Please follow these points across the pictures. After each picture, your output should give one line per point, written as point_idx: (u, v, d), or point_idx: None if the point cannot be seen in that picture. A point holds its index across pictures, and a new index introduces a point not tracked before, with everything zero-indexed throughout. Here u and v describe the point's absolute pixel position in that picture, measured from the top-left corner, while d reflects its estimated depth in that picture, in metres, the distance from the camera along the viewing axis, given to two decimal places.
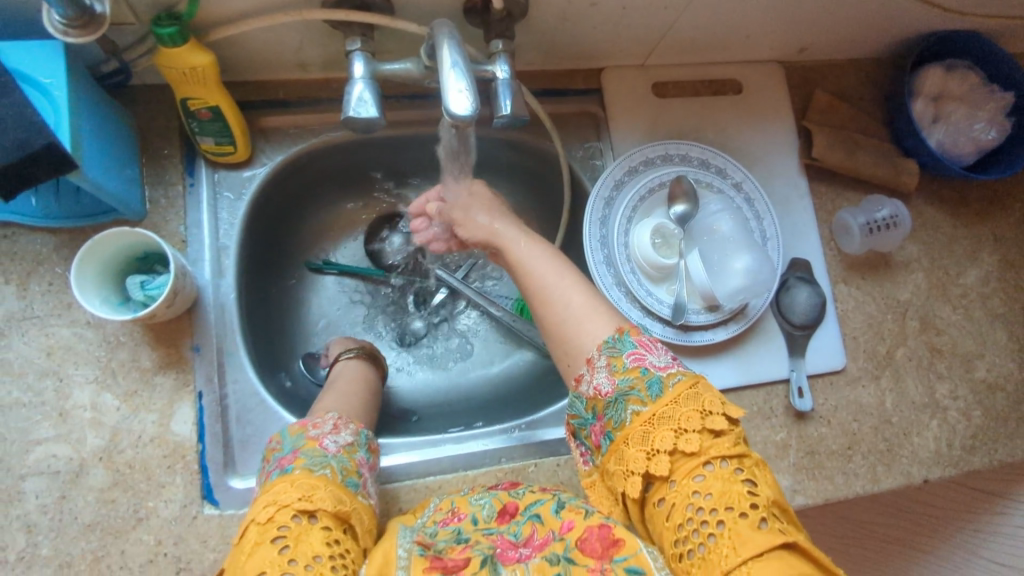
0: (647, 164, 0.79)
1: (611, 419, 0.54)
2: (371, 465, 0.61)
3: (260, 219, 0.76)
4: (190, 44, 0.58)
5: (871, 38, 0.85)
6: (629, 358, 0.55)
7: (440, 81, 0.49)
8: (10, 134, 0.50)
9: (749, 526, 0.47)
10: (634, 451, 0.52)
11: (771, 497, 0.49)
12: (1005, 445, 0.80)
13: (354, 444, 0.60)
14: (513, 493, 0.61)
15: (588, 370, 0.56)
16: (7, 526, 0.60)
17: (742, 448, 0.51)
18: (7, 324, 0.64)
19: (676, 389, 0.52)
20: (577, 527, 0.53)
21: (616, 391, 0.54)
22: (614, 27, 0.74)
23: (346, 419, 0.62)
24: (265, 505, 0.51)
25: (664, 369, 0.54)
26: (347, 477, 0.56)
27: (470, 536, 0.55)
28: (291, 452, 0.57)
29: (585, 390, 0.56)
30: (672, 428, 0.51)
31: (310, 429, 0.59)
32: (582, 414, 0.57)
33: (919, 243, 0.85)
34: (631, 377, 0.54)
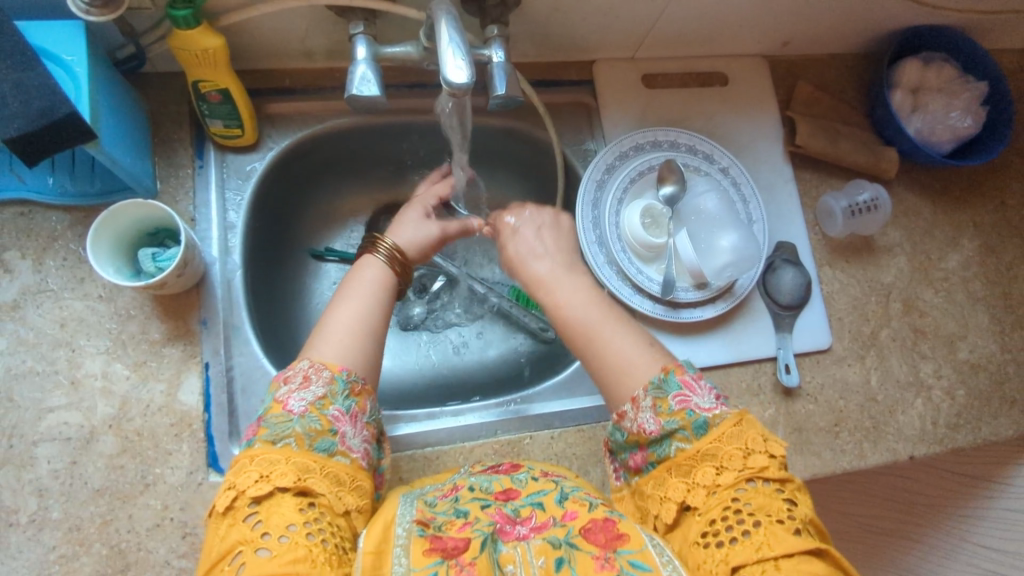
0: (637, 150, 0.82)
1: (655, 452, 0.56)
2: (355, 413, 0.56)
3: (267, 201, 0.79)
4: (202, 28, 0.62)
5: (850, 34, 0.88)
6: (674, 400, 0.55)
7: (438, 56, 0.52)
8: (35, 103, 0.54)
9: (784, 530, 0.48)
10: (674, 481, 0.54)
11: (809, 516, 0.50)
12: (988, 424, 0.81)
13: (327, 397, 0.55)
14: (515, 477, 0.60)
15: (632, 408, 0.58)
16: (19, 490, 0.62)
17: (786, 472, 0.52)
18: (23, 296, 0.67)
19: (720, 428, 0.53)
20: (581, 516, 0.53)
21: (661, 431, 0.55)
22: (604, 19, 0.78)
23: (319, 365, 0.57)
24: (227, 488, 0.50)
25: (709, 411, 0.55)
26: (316, 441, 0.53)
27: (469, 510, 0.54)
28: (261, 418, 0.54)
29: (627, 425, 0.58)
30: (714, 465, 0.52)
31: (281, 386, 0.56)
32: (621, 442, 0.60)
33: (901, 229, 0.87)
34: (676, 418, 0.55)
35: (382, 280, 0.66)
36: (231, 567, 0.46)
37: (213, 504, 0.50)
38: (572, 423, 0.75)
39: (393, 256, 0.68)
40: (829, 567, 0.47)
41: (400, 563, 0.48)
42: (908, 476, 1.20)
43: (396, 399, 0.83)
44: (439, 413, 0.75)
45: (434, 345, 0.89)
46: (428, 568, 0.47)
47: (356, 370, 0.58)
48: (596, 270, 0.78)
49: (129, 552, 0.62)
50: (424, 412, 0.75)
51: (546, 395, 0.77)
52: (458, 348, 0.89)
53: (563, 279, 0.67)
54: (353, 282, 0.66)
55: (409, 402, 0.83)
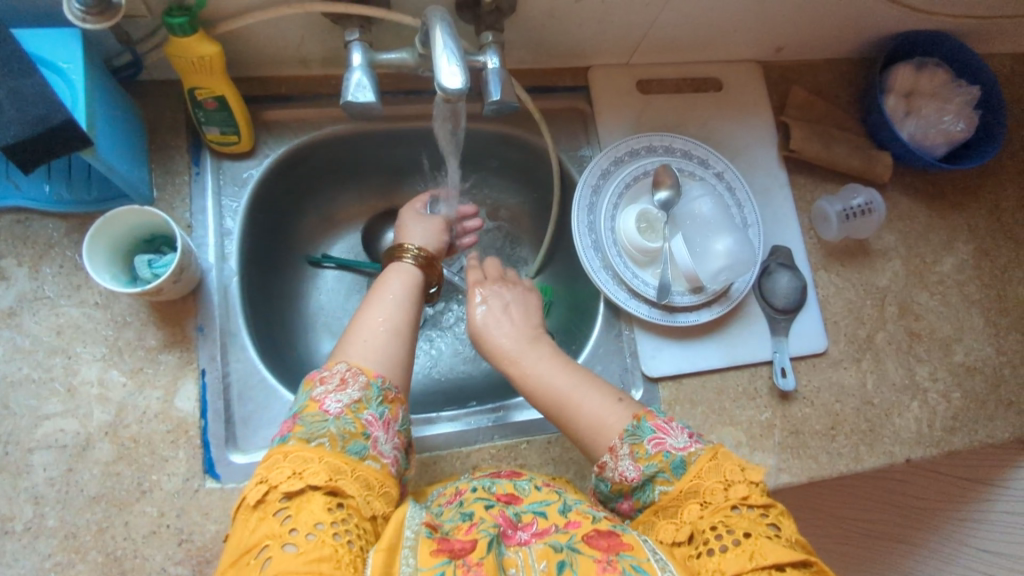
0: (632, 155, 0.83)
1: (640, 498, 0.56)
2: (388, 419, 0.56)
3: (264, 208, 0.79)
4: (198, 35, 0.62)
5: (843, 40, 0.89)
6: (650, 444, 0.56)
7: (433, 63, 0.53)
8: (31, 110, 0.54)
9: (773, 544, 0.49)
10: (664, 523, 0.54)
11: (796, 538, 0.50)
12: (985, 426, 0.81)
13: (362, 401, 0.55)
14: (518, 484, 0.60)
15: (611, 457, 0.58)
16: (15, 498, 0.62)
17: (768, 497, 0.53)
18: (19, 303, 0.67)
19: (699, 464, 0.54)
20: (584, 525, 0.53)
21: (641, 476, 0.56)
22: (599, 25, 0.79)
23: (356, 370, 0.57)
24: (259, 482, 0.51)
25: (686, 449, 0.56)
26: (348, 443, 0.53)
27: (475, 512, 0.54)
28: (296, 416, 0.55)
29: (608, 475, 0.58)
30: (699, 501, 0.53)
31: (317, 385, 0.56)
32: (605, 493, 0.59)
33: (896, 232, 0.87)
34: (655, 462, 0.56)
35: (409, 284, 0.68)
36: (257, 561, 0.47)
37: (244, 496, 0.51)
38: None
39: (422, 261, 0.71)
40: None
41: (408, 563, 0.47)
42: (904, 480, 1.21)
43: None
44: (436, 419, 0.75)
45: (431, 350, 0.89)
46: (435, 567, 0.47)
47: (390, 377, 0.59)
48: (593, 274, 0.78)
49: (125, 560, 0.62)
50: (422, 417, 0.75)
51: None
52: (454, 354, 0.90)
53: (528, 349, 0.68)
54: (381, 289, 0.67)
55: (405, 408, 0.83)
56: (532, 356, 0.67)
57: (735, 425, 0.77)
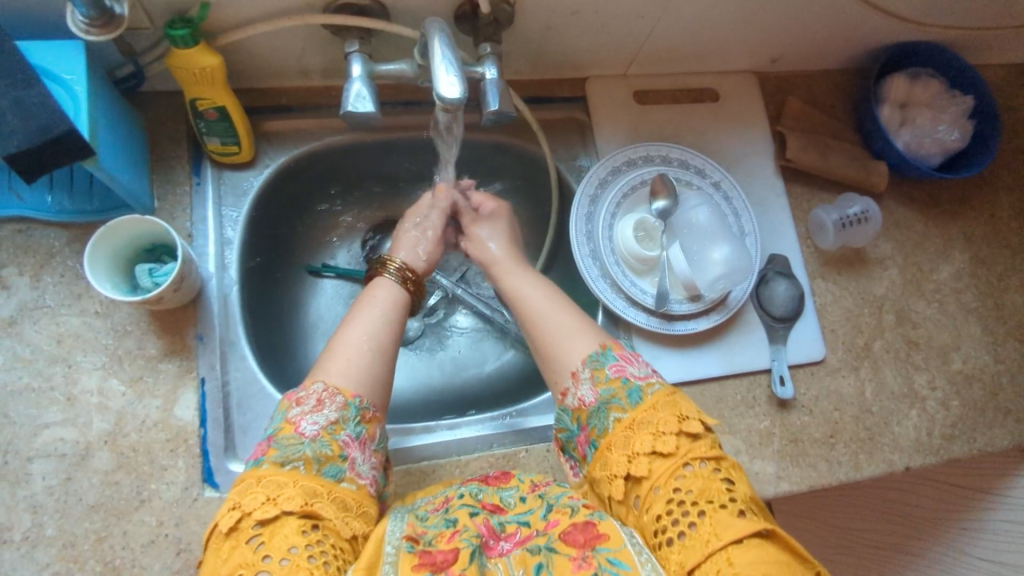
0: (629, 165, 0.84)
1: (595, 427, 0.58)
2: (365, 439, 0.56)
3: (264, 217, 0.79)
4: (200, 47, 0.63)
5: (839, 50, 0.90)
6: (611, 369, 0.59)
7: (431, 73, 0.53)
8: (34, 119, 0.55)
9: (729, 514, 0.50)
10: (616, 456, 0.56)
11: (748, 493, 0.53)
12: (984, 434, 0.81)
13: (339, 422, 0.55)
14: (503, 494, 0.59)
15: (573, 382, 0.61)
16: (14, 507, 0.62)
17: (719, 451, 0.55)
18: (20, 313, 0.67)
19: (654, 397, 0.57)
20: (562, 523, 0.53)
21: (598, 401, 0.58)
22: (596, 37, 0.80)
23: (333, 390, 0.56)
24: (231, 508, 0.50)
25: (644, 380, 0.59)
26: (324, 466, 0.53)
27: (458, 518, 0.54)
28: (270, 438, 0.54)
29: (570, 401, 0.60)
30: (651, 432, 0.55)
31: (293, 406, 0.55)
32: (567, 426, 0.62)
33: (892, 241, 0.88)
34: (612, 387, 0.58)
35: (395, 301, 0.66)
36: None
37: (215, 523, 0.50)
38: None
39: (403, 274, 0.69)
40: (776, 549, 0.48)
41: None
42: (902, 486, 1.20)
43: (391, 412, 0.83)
44: (435, 427, 0.75)
45: (429, 360, 0.89)
46: None
47: (369, 397, 0.58)
48: (591, 283, 0.79)
49: (123, 569, 0.62)
50: (420, 425, 0.76)
51: (540, 409, 0.78)
52: (454, 363, 0.89)
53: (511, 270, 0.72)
54: (367, 301, 0.66)
55: (406, 417, 0.83)
56: (518, 274, 0.71)
57: (733, 433, 0.77)
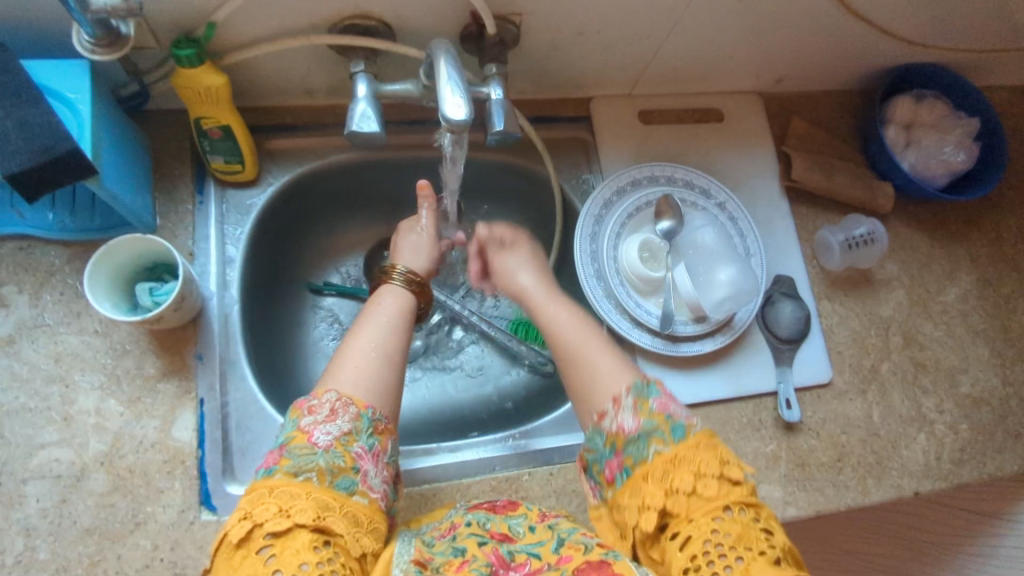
0: (634, 185, 0.83)
1: (631, 455, 0.55)
2: (378, 451, 0.55)
3: (266, 235, 0.79)
4: (205, 66, 0.63)
5: (842, 72, 0.90)
6: (655, 402, 0.56)
7: (437, 94, 0.53)
8: (38, 140, 0.55)
9: (767, 563, 0.48)
10: (652, 487, 0.53)
11: (784, 543, 0.51)
12: (993, 459, 0.80)
13: (352, 433, 0.54)
14: (512, 522, 0.58)
15: (613, 408, 0.58)
16: (7, 530, 0.61)
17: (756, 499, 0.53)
18: (18, 331, 0.66)
19: (698, 436, 0.54)
20: (576, 558, 0.52)
21: (640, 430, 0.55)
22: (600, 56, 0.80)
23: (346, 400, 0.56)
24: (243, 518, 0.49)
25: (688, 419, 0.56)
26: (337, 478, 0.52)
27: (467, 547, 0.53)
28: (282, 447, 0.53)
29: (607, 425, 0.57)
30: (692, 470, 0.52)
31: (305, 415, 0.55)
32: (597, 448, 0.58)
33: (898, 262, 0.87)
34: (654, 420, 0.55)
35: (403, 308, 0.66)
36: None
37: (224, 534, 0.49)
38: (571, 460, 0.73)
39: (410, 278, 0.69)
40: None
41: None
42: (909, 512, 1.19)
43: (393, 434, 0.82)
44: (436, 449, 0.74)
45: (430, 379, 0.88)
46: None
47: (380, 408, 0.57)
48: (596, 303, 0.78)
49: None
50: (422, 447, 0.74)
51: (543, 431, 0.76)
52: (456, 383, 0.88)
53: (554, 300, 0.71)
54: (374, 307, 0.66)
55: (407, 437, 0.81)
56: (558, 307, 0.70)
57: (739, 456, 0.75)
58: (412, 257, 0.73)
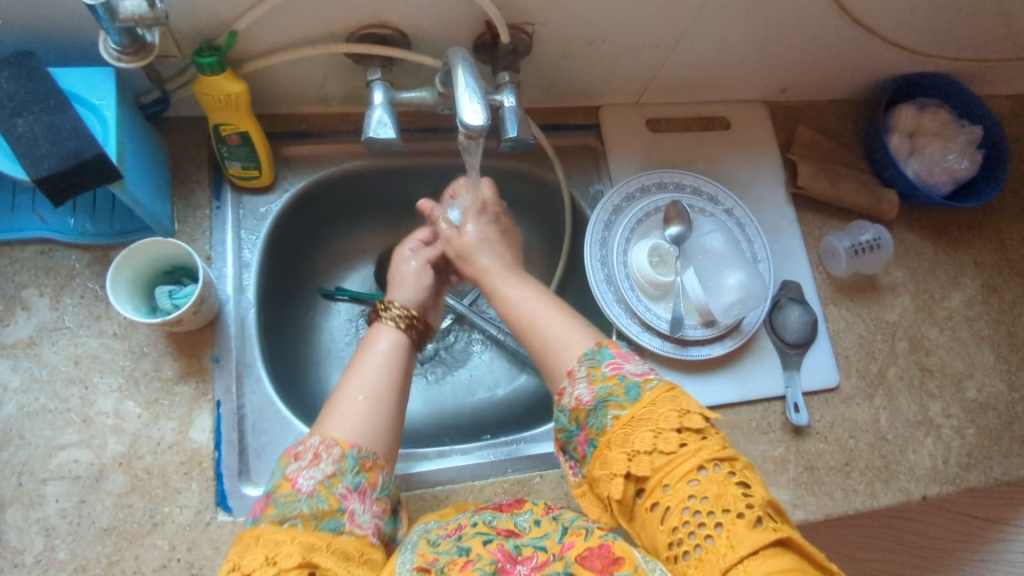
0: (643, 191, 0.85)
1: (593, 426, 0.55)
2: (365, 489, 0.54)
3: (282, 240, 0.80)
4: (226, 74, 0.65)
5: (847, 81, 0.92)
6: (607, 367, 0.57)
7: (455, 101, 0.55)
8: (65, 144, 0.56)
9: (747, 527, 0.46)
10: (616, 454, 0.52)
11: (765, 497, 0.49)
12: (1000, 463, 0.80)
13: (336, 475, 0.53)
14: (518, 518, 0.58)
15: (569, 382, 0.58)
16: (26, 529, 0.62)
17: (729, 451, 0.51)
18: (39, 334, 0.68)
19: (653, 392, 0.54)
20: (577, 545, 0.51)
21: (596, 399, 0.55)
22: (610, 66, 0.81)
23: (330, 442, 0.55)
24: (230, 571, 0.47)
25: (641, 376, 0.56)
26: (322, 521, 0.51)
27: (472, 546, 0.53)
28: (268, 495, 0.53)
29: (566, 402, 0.57)
30: (651, 428, 0.52)
31: (291, 461, 0.54)
32: (565, 427, 0.58)
33: (904, 268, 0.88)
34: (609, 384, 0.56)
35: (395, 351, 0.64)
36: None
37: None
38: None
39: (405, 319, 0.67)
40: (792, 560, 0.45)
41: None
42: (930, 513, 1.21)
43: (406, 438, 0.82)
44: (449, 452, 0.75)
45: (441, 384, 0.89)
46: None
47: (368, 445, 0.56)
48: (606, 307, 0.79)
49: None
50: (435, 450, 0.75)
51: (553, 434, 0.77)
52: (465, 387, 0.89)
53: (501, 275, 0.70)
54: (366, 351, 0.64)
55: (419, 440, 0.82)
56: (509, 282, 0.69)
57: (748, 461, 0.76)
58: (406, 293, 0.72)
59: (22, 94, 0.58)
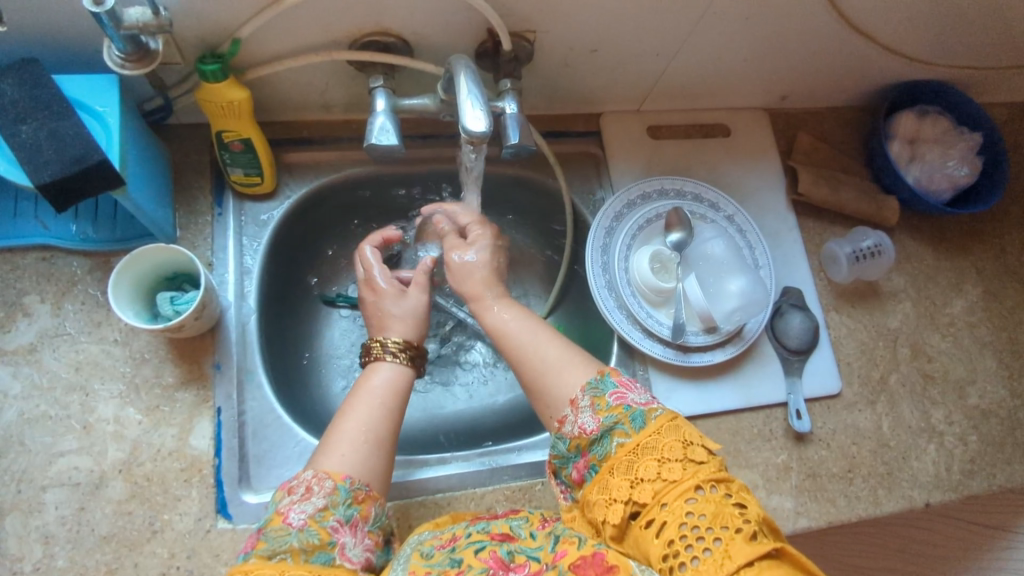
0: (644, 198, 0.85)
1: (596, 453, 0.55)
2: (357, 521, 0.54)
3: (282, 248, 0.80)
4: (228, 81, 0.65)
5: (846, 89, 0.92)
6: (611, 397, 0.56)
7: (457, 108, 0.55)
8: (68, 151, 0.56)
9: (744, 540, 0.45)
10: (617, 480, 0.52)
11: (760, 515, 0.48)
12: (1004, 470, 0.80)
13: (328, 508, 0.52)
14: (512, 523, 0.58)
15: (572, 411, 0.58)
16: (26, 537, 0.61)
17: (726, 474, 0.51)
18: (40, 339, 0.68)
19: (659, 421, 0.54)
20: (570, 554, 0.51)
21: (601, 429, 0.55)
22: (611, 73, 0.81)
23: (323, 475, 0.54)
24: None
25: (647, 405, 0.55)
26: (312, 555, 0.51)
27: (464, 557, 0.52)
28: (259, 530, 0.52)
29: (568, 430, 0.57)
30: (656, 457, 0.51)
31: (284, 494, 0.53)
32: (563, 454, 0.58)
33: (905, 274, 0.88)
34: (614, 414, 0.55)
35: (396, 386, 0.63)
36: None
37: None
38: None
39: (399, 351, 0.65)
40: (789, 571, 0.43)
41: None
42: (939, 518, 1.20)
43: (405, 443, 0.82)
44: (450, 458, 0.75)
45: (441, 392, 0.89)
46: None
47: (361, 477, 0.56)
48: (607, 314, 0.79)
49: None
50: (436, 457, 0.75)
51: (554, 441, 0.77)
52: (466, 394, 0.89)
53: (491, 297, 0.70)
54: (366, 384, 0.63)
55: (418, 447, 0.82)
56: (503, 307, 0.68)
57: (751, 468, 0.76)
58: (403, 323, 0.68)
59: (24, 101, 0.58)
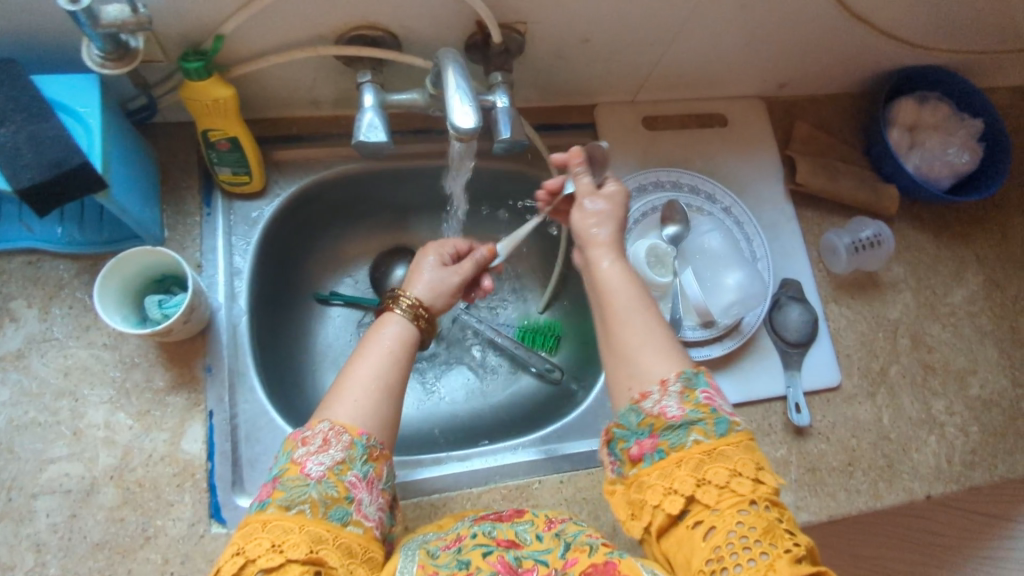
0: (639, 191, 0.83)
1: (667, 440, 0.52)
2: (372, 479, 0.53)
3: (271, 248, 0.79)
4: (214, 78, 0.63)
5: (844, 76, 0.90)
6: (703, 394, 0.53)
7: (446, 103, 0.54)
8: (49, 154, 0.55)
9: (791, 561, 0.46)
10: (683, 473, 0.51)
11: (809, 543, 0.49)
12: (1005, 461, 0.79)
13: (346, 462, 0.52)
14: (518, 528, 0.56)
15: (658, 390, 0.54)
16: (17, 545, 0.61)
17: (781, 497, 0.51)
18: (28, 345, 0.67)
19: (738, 434, 0.52)
20: (581, 561, 0.50)
21: (682, 418, 0.52)
22: (604, 64, 0.80)
23: (340, 429, 0.53)
24: (234, 554, 0.48)
25: (732, 416, 0.53)
26: (330, 509, 0.50)
27: (472, 559, 0.51)
28: (275, 479, 0.51)
29: (648, 406, 0.53)
30: (728, 466, 0.50)
31: (299, 446, 0.52)
32: (628, 426, 0.54)
33: (905, 264, 0.87)
34: (700, 410, 0.52)
35: (403, 338, 0.61)
36: None
37: (217, 570, 0.47)
38: (583, 467, 0.73)
39: (415, 310, 0.64)
40: None
41: None
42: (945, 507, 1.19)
43: (404, 443, 0.81)
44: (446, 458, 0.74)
45: (437, 390, 0.88)
46: None
47: (376, 434, 0.54)
48: None
49: None
50: (431, 457, 0.74)
51: (551, 437, 0.76)
52: (462, 393, 0.88)
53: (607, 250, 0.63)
54: (376, 339, 0.61)
55: (412, 447, 0.81)
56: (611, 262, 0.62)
57: None
58: (426, 290, 0.67)
59: (3, 102, 0.57)
